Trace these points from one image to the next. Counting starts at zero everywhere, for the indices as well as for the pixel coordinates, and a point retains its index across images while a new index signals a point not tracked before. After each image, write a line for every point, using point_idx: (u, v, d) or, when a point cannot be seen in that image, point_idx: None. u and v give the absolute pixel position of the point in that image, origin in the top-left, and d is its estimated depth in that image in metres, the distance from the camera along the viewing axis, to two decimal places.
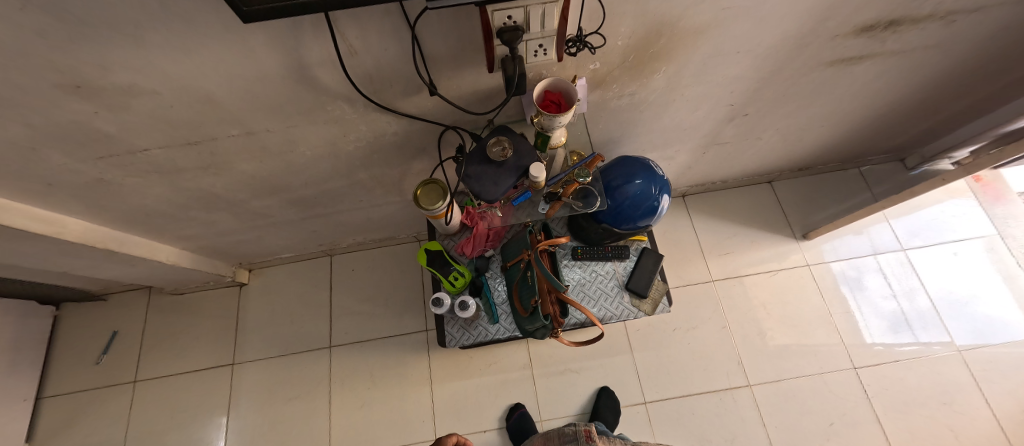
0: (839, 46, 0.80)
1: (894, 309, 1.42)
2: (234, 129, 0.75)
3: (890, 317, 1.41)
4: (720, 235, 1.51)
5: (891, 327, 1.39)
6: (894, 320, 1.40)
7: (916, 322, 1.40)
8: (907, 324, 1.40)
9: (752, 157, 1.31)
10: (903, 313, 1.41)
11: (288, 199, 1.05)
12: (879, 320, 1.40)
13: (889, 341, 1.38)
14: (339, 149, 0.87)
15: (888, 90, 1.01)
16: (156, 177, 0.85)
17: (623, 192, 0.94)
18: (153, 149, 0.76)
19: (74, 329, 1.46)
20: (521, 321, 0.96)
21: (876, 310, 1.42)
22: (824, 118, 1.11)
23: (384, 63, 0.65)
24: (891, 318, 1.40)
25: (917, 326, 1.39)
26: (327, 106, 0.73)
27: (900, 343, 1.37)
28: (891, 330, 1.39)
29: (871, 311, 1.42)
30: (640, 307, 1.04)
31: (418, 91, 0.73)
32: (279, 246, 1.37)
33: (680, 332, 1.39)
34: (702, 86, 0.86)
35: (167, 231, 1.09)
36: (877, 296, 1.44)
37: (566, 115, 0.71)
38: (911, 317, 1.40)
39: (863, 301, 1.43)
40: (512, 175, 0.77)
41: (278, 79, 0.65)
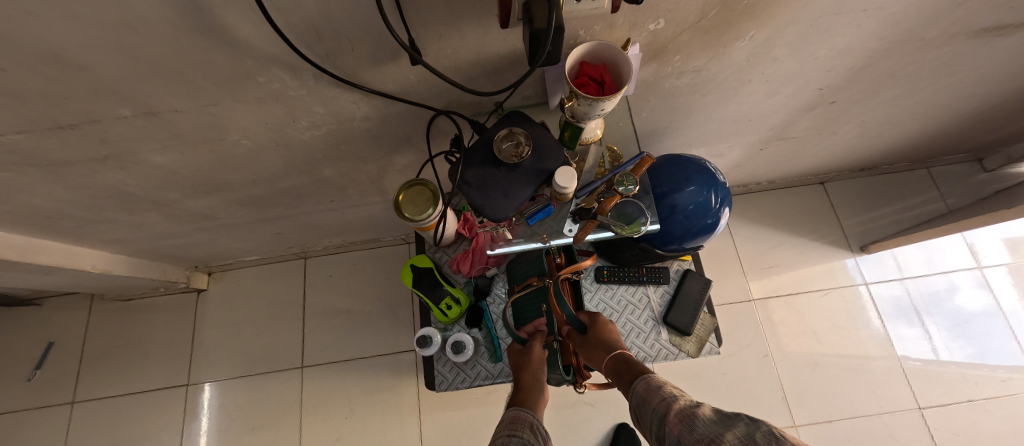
0: (1002, 4, 0.56)
1: (899, 293, 1.24)
2: (125, 108, 0.51)
3: (894, 303, 1.24)
4: (762, 245, 1.28)
5: (895, 311, 1.23)
6: (899, 306, 1.23)
7: (926, 307, 1.23)
8: (913, 310, 1.23)
9: (815, 155, 1.07)
10: (911, 298, 1.24)
11: (235, 199, 0.82)
12: (883, 303, 1.24)
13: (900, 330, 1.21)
14: (289, 139, 0.64)
15: (1022, 72, 0.77)
16: (34, 172, 0.62)
17: (671, 202, 0.71)
18: (9, 135, 0.52)
19: (3, 338, 1.25)
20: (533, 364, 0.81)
21: (884, 295, 1.24)
22: (925, 108, 0.87)
23: (335, 7, 0.41)
24: (896, 303, 1.23)
25: (923, 310, 1.23)
26: (258, 77, 0.49)
27: (899, 328, 1.21)
28: (894, 315, 1.22)
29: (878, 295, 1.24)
30: (683, 347, 0.81)
31: (394, 58, 0.49)
32: (240, 249, 1.14)
33: (714, 360, 1.18)
34: (794, 61, 0.62)
35: (84, 234, 0.86)
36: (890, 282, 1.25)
37: (615, 97, 0.47)
38: (919, 303, 1.23)
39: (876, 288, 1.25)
40: (529, 184, 0.54)
41: (164, 29, 0.41)
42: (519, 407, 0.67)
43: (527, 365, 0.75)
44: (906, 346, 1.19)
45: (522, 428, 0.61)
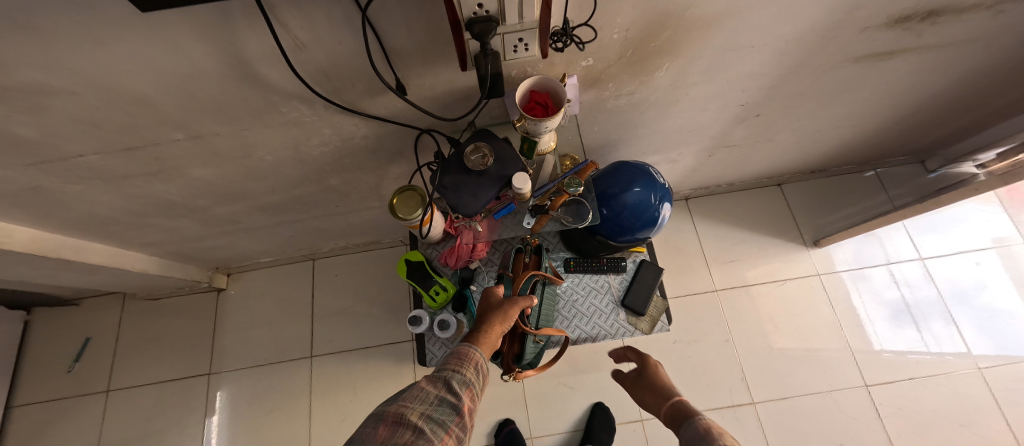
0: (869, 39, 0.70)
1: (895, 298, 1.36)
2: (178, 133, 0.66)
3: (893, 306, 1.35)
4: (726, 242, 1.42)
5: (892, 316, 1.34)
6: (896, 309, 1.35)
7: (920, 311, 1.34)
8: (909, 313, 1.34)
9: (762, 160, 1.21)
10: (904, 301, 1.35)
11: (256, 205, 0.96)
12: (879, 309, 1.35)
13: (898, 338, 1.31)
14: (303, 154, 0.78)
15: (918, 88, 0.92)
16: (99, 184, 0.77)
17: (621, 200, 0.85)
18: (89, 155, 0.67)
19: (46, 335, 1.40)
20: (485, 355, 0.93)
21: (881, 300, 1.36)
22: (845, 118, 1.01)
23: (340, 58, 0.55)
24: (895, 307, 1.35)
25: (919, 315, 1.34)
26: (281, 108, 0.64)
27: (901, 335, 1.32)
28: (893, 320, 1.34)
29: (871, 300, 1.36)
30: (637, 325, 0.95)
31: (384, 91, 0.63)
32: (256, 251, 1.29)
33: (682, 344, 1.31)
34: (711, 84, 0.77)
35: (127, 237, 1.01)
36: (878, 284, 1.38)
37: (553, 119, 0.61)
38: (914, 306, 1.35)
39: (863, 291, 1.37)
40: (493, 186, 0.68)
41: (216, 76, 0.55)
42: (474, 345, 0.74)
43: (503, 313, 0.78)
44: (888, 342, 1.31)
45: (467, 366, 0.69)
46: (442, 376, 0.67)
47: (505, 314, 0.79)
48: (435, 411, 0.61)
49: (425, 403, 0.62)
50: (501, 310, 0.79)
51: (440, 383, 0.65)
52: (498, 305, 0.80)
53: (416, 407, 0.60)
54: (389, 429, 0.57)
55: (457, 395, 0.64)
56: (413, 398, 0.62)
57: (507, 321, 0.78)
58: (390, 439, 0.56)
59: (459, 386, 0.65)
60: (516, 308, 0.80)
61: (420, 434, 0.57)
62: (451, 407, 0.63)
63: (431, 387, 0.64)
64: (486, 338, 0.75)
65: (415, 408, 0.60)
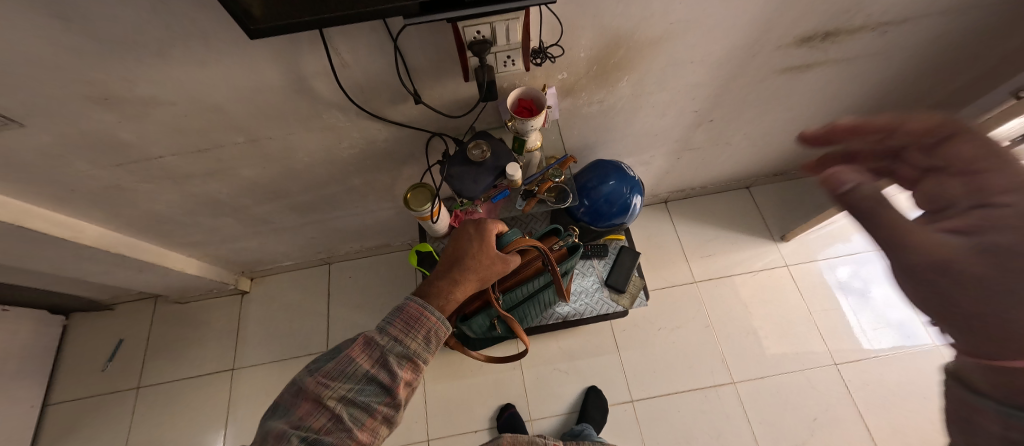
0: (785, 54, 0.89)
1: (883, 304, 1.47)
2: (240, 137, 0.83)
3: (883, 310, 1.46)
4: (702, 238, 1.58)
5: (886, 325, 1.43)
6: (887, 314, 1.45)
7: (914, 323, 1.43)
8: (903, 326, 1.43)
9: (726, 162, 1.39)
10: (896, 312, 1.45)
11: (288, 205, 1.12)
12: (869, 317, 1.45)
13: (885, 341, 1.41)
14: (334, 156, 0.95)
15: (842, 95, 1.11)
16: (166, 184, 0.93)
17: (598, 191, 1.01)
18: (166, 156, 0.84)
19: (82, 338, 1.52)
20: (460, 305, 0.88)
21: (877, 311, 1.45)
22: (787, 122, 1.19)
23: (373, 74, 0.73)
24: (885, 313, 1.45)
25: (911, 327, 1.42)
26: (323, 115, 0.82)
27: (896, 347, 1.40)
28: (889, 332, 1.42)
29: (862, 309, 1.46)
30: (619, 301, 1.10)
31: (404, 100, 0.81)
32: (280, 253, 1.44)
33: (666, 330, 1.44)
34: (665, 93, 0.95)
35: (174, 236, 1.17)
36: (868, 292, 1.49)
37: (536, 119, 0.78)
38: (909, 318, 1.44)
39: (857, 306, 1.47)
40: (490, 174, 0.85)
41: (279, 89, 0.73)
42: (428, 309, 0.62)
43: (476, 267, 0.70)
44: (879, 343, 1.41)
45: (412, 337, 0.60)
46: (379, 347, 0.58)
47: (485, 280, 0.72)
48: (360, 393, 0.56)
49: (351, 381, 0.56)
50: (483, 276, 0.71)
51: (375, 353, 0.58)
52: (482, 268, 0.70)
53: (337, 388, 0.55)
54: (305, 409, 0.53)
55: (392, 374, 0.57)
56: (336, 374, 0.56)
57: (482, 286, 0.72)
58: (302, 422, 0.53)
59: (395, 363, 0.58)
60: (497, 277, 0.72)
61: (336, 421, 0.53)
62: (382, 385, 0.57)
63: (363, 358, 0.57)
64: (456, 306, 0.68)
65: (335, 389, 0.55)
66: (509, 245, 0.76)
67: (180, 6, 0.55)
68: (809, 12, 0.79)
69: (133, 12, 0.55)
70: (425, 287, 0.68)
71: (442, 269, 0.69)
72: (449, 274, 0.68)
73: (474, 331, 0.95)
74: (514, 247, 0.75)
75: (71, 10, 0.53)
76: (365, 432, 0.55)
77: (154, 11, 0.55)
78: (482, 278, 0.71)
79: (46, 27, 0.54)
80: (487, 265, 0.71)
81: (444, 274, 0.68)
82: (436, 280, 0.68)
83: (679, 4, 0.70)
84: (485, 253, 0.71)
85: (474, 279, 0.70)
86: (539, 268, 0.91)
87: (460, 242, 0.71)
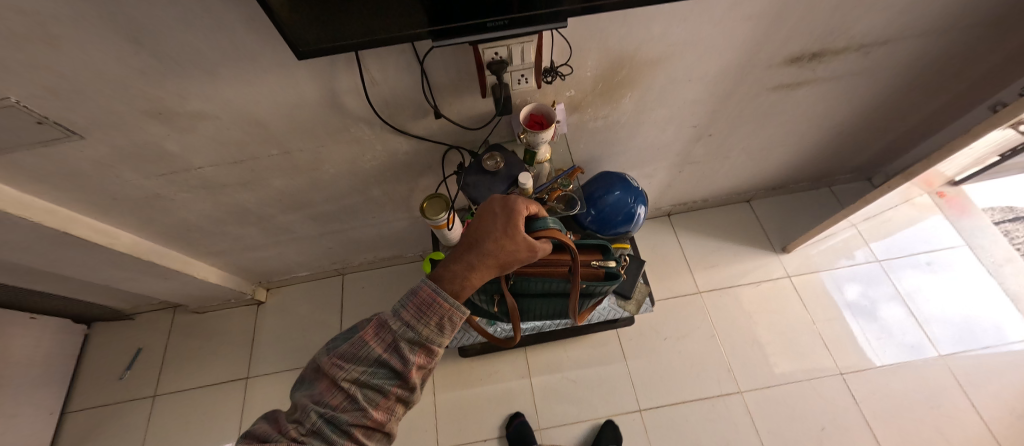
0: (775, 73, 0.97)
1: (884, 313, 1.50)
2: (273, 149, 0.91)
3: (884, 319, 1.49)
4: (705, 250, 1.63)
5: (890, 336, 1.46)
6: (890, 325, 1.47)
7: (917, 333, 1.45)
8: (907, 335, 1.45)
9: (725, 176, 1.45)
10: (897, 320, 1.48)
11: (310, 215, 1.19)
12: (876, 329, 1.47)
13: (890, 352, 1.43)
14: (357, 167, 1.02)
15: (832, 111, 1.18)
16: (201, 193, 1.00)
17: (604, 201, 1.07)
18: (205, 167, 0.91)
19: (101, 346, 1.56)
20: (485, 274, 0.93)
21: (879, 323, 1.48)
22: (782, 137, 1.26)
23: (399, 91, 0.81)
24: (887, 323, 1.48)
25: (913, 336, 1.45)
26: (351, 129, 0.89)
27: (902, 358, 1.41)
28: (893, 342, 1.44)
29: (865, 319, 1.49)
30: (625, 307, 1.18)
31: (425, 114, 0.88)
32: (297, 263, 1.50)
33: (671, 339, 1.47)
34: (665, 109, 1.02)
35: (201, 245, 1.23)
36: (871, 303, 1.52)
37: (547, 131, 0.84)
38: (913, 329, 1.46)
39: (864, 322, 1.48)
40: (503, 183, 0.91)
41: (314, 105, 0.81)
42: (440, 294, 0.61)
43: (498, 252, 0.69)
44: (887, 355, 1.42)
45: (423, 323, 0.60)
46: (391, 332, 0.60)
47: (504, 266, 0.71)
48: (373, 376, 0.60)
49: (365, 363, 0.60)
50: (502, 261, 0.71)
51: (387, 339, 0.60)
52: (503, 253, 0.70)
53: (351, 371, 0.59)
54: (326, 386, 0.60)
55: (403, 358, 0.60)
56: (351, 358, 0.60)
57: (500, 271, 0.72)
58: (322, 397, 0.59)
59: (407, 348, 0.60)
60: (517, 262, 0.72)
61: (350, 400, 0.59)
62: (393, 370, 0.60)
63: (376, 342, 0.60)
64: (471, 291, 0.68)
65: (350, 372, 0.59)
66: (540, 232, 0.76)
67: (238, 31, 0.63)
68: (794, 35, 0.87)
69: (196, 36, 0.63)
70: (442, 270, 0.68)
71: (461, 249, 0.70)
72: (467, 257, 0.68)
73: (475, 294, 1.01)
74: (544, 237, 0.76)
75: (145, 35, 0.61)
76: (380, 409, 0.60)
77: (215, 35, 0.63)
78: (502, 263, 0.71)
79: (121, 49, 0.62)
80: (509, 250, 0.70)
81: (463, 256, 0.68)
82: (453, 263, 0.68)
83: (676, 28, 0.78)
84: (509, 238, 0.70)
85: (493, 264, 0.70)
86: (559, 272, 0.94)
87: (484, 222, 0.71)
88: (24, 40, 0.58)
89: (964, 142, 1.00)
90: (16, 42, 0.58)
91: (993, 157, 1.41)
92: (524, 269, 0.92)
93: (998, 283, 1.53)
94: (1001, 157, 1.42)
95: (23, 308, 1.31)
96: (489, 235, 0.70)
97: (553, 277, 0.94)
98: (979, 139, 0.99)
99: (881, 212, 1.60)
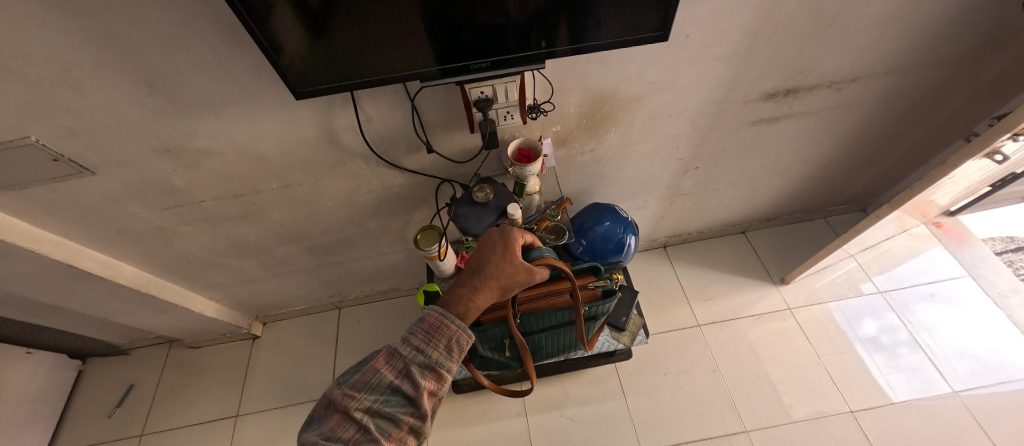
0: (753, 108, 1.01)
1: (891, 346, 1.46)
2: (274, 183, 0.95)
3: (892, 352, 1.44)
4: (702, 282, 1.62)
5: (899, 371, 1.40)
6: (899, 359, 1.43)
7: (926, 365, 1.41)
8: (916, 368, 1.40)
9: (716, 207, 1.48)
10: (906, 354, 1.43)
11: (307, 247, 1.22)
12: (880, 356, 1.44)
13: (901, 388, 1.37)
14: (354, 200, 1.06)
15: (814, 143, 1.22)
16: (203, 226, 1.04)
17: (594, 231, 1.09)
18: (208, 201, 0.96)
19: (94, 383, 1.54)
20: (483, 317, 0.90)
21: (887, 355, 1.44)
22: (768, 169, 1.29)
23: (393, 128, 0.86)
24: (895, 357, 1.43)
25: (922, 369, 1.40)
26: (348, 164, 0.94)
27: (914, 395, 1.36)
28: (904, 377, 1.39)
29: (872, 353, 1.44)
30: (620, 338, 1.25)
31: (418, 150, 0.93)
32: (295, 296, 1.51)
33: (672, 376, 1.43)
34: (649, 143, 1.06)
35: (200, 278, 1.25)
36: (877, 336, 1.48)
37: (534, 164, 0.88)
38: (922, 361, 1.42)
39: (869, 349, 1.45)
40: (493, 213, 0.93)
41: (312, 141, 0.86)
42: (447, 318, 0.67)
43: (497, 275, 0.73)
44: (899, 390, 1.37)
45: (433, 346, 0.64)
46: (403, 358, 0.63)
47: (506, 289, 0.74)
48: (385, 403, 0.60)
49: (377, 391, 0.61)
50: (504, 284, 0.74)
51: (399, 365, 0.63)
52: (504, 275, 0.74)
53: (364, 399, 0.59)
54: (336, 421, 0.58)
55: (416, 382, 0.62)
56: (363, 387, 0.60)
57: (504, 294, 0.75)
58: (333, 433, 0.57)
59: (418, 372, 0.63)
60: (518, 285, 0.75)
61: (364, 431, 0.58)
62: (406, 395, 0.62)
63: (388, 369, 0.62)
64: (477, 313, 0.72)
65: (362, 401, 0.59)
66: (534, 260, 0.78)
67: (245, 75, 0.69)
68: (766, 73, 0.92)
69: (206, 80, 0.68)
70: (448, 294, 0.73)
71: (466, 274, 0.75)
72: (471, 281, 0.73)
73: (484, 343, 0.98)
74: (540, 263, 0.77)
75: (158, 79, 0.67)
76: (393, 441, 0.60)
77: (222, 78, 0.69)
78: (504, 286, 0.74)
79: (136, 92, 0.68)
80: (509, 273, 0.74)
81: (467, 280, 0.74)
82: (458, 288, 0.73)
83: (651, 68, 0.84)
84: (508, 261, 0.74)
85: (495, 286, 0.73)
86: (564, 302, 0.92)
87: (485, 249, 0.76)
88: (50, 85, 0.63)
89: (943, 173, 1.02)
90: (43, 87, 0.63)
91: (984, 188, 1.42)
92: (528, 306, 0.91)
93: (1006, 314, 1.49)
94: (991, 188, 1.43)
95: (22, 341, 1.32)
96: (489, 259, 0.74)
97: (556, 307, 0.92)
98: (957, 169, 1.01)
99: (879, 242, 1.60)
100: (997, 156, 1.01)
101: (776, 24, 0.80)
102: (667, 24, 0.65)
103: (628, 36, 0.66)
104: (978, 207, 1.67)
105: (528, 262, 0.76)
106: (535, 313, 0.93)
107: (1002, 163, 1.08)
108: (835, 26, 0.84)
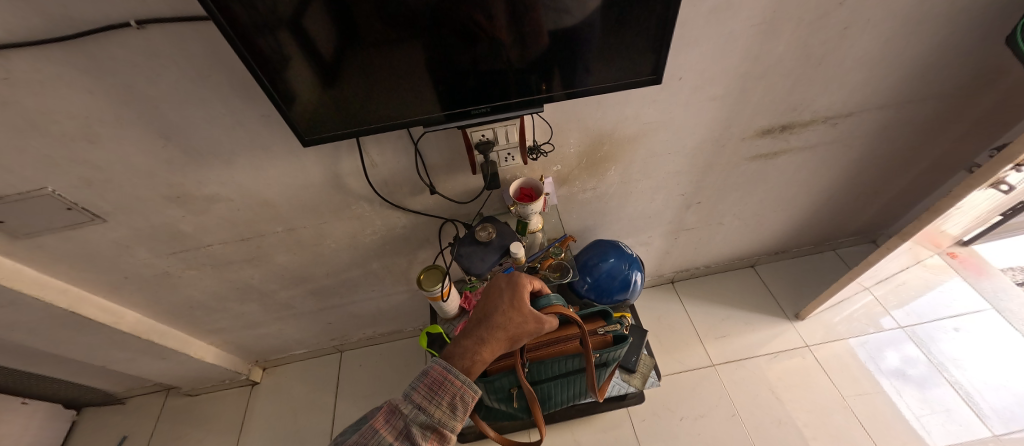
0: (750, 143, 1.03)
1: (921, 385, 1.37)
2: (280, 226, 0.96)
3: (923, 391, 1.36)
4: (713, 319, 1.58)
5: (932, 412, 1.32)
6: (931, 399, 1.34)
7: (960, 405, 1.32)
8: (950, 410, 1.31)
9: (722, 241, 1.47)
10: (937, 394, 1.35)
11: (310, 289, 1.21)
12: (910, 397, 1.35)
13: (935, 431, 1.28)
14: (357, 242, 1.07)
15: (815, 176, 1.22)
16: (208, 270, 1.04)
17: (598, 268, 1.08)
18: (214, 245, 0.97)
19: (85, 435, 1.49)
20: (491, 368, 0.87)
21: (917, 396, 1.35)
22: (771, 202, 1.29)
23: (397, 172, 0.88)
24: (927, 397, 1.35)
25: (958, 410, 1.31)
26: (352, 206, 0.95)
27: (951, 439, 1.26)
28: (938, 421, 1.30)
29: (902, 394, 1.36)
30: (630, 381, 1.22)
31: (422, 191, 0.94)
32: (296, 340, 1.48)
33: (688, 419, 1.36)
34: (650, 180, 1.07)
35: (202, 322, 1.24)
36: (903, 374, 1.40)
37: (535, 203, 0.89)
38: (955, 401, 1.33)
39: (896, 387, 1.37)
40: (496, 252, 0.93)
41: (319, 185, 0.88)
42: (452, 372, 0.65)
43: (502, 325, 0.71)
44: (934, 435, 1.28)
45: (436, 404, 0.62)
46: (404, 417, 0.61)
47: (514, 339, 0.73)
48: None
49: None
50: (511, 335, 0.72)
51: (398, 424, 0.61)
52: (512, 325, 0.72)
53: None
54: None
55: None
56: None
57: (512, 344, 0.73)
58: None
59: (419, 433, 0.61)
60: (526, 335, 0.73)
61: None
62: None
63: (387, 430, 0.60)
64: (483, 366, 0.70)
65: None
66: (544, 308, 0.77)
67: (255, 125, 0.72)
68: (761, 110, 0.94)
69: (217, 130, 0.71)
70: (453, 346, 0.71)
71: (472, 325, 0.73)
72: (478, 332, 0.71)
73: (490, 394, 0.95)
74: (549, 312, 0.76)
75: (173, 130, 0.70)
76: None
77: (233, 128, 0.71)
78: (512, 336, 0.72)
79: (151, 143, 0.71)
80: (518, 323, 0.72)
81: (473, 331, 0.71)
82: (463, 340, 0.71)
83: (646, 108, 0.86)
84: (516, 310, 0.72)
85: (502, 337, 0.71)
86: (574, 349, 0.90)
87: (492, 297, 0.74)
88: (71, 139, 0.66)
89: (949, 203, 1.01)
90: (65, 142, 0.66)
91: (994, 217, 1.40)
92: (535, 353, 0.88)
93: None
94: (1002, 217, 1.41)
95: (18, 392, 1.30)
96: (496, 309, 0.72)
97: (565, 354, 0.90)
98: (964, 199, 1.00)
99: (893, 274, 1.56)
100: (1003, 186, 1.00)
101: (765, 66, 0.83)
102: (660, 68, 0.68)
103: (624, 81, 0.69)
104: (992, 235, 1.64)
105: (537, 311, 0.75)
106: (545, 362, 0.90)
107: (1009, 193, 1.07)
108: (824, 66, 0.87)
